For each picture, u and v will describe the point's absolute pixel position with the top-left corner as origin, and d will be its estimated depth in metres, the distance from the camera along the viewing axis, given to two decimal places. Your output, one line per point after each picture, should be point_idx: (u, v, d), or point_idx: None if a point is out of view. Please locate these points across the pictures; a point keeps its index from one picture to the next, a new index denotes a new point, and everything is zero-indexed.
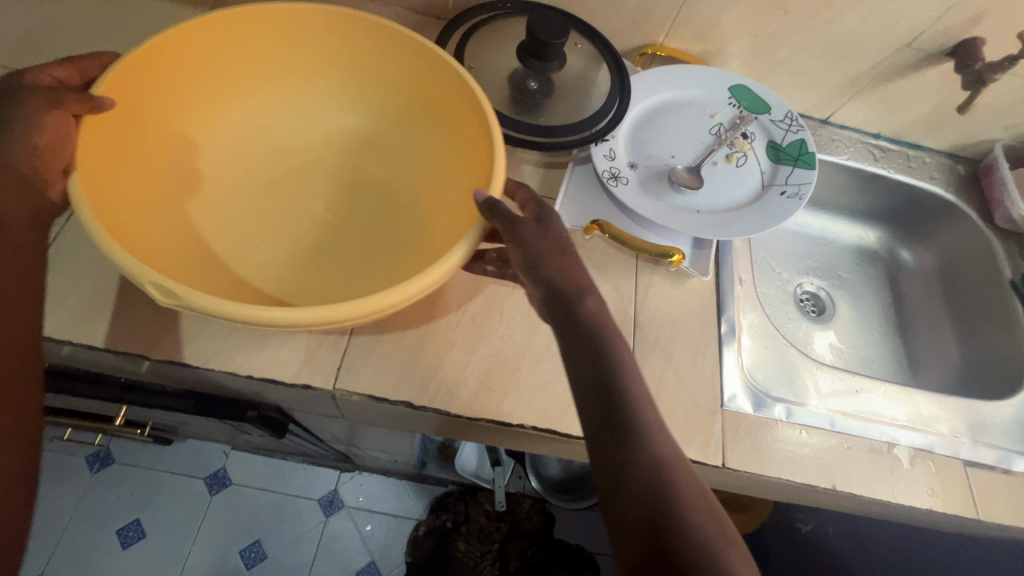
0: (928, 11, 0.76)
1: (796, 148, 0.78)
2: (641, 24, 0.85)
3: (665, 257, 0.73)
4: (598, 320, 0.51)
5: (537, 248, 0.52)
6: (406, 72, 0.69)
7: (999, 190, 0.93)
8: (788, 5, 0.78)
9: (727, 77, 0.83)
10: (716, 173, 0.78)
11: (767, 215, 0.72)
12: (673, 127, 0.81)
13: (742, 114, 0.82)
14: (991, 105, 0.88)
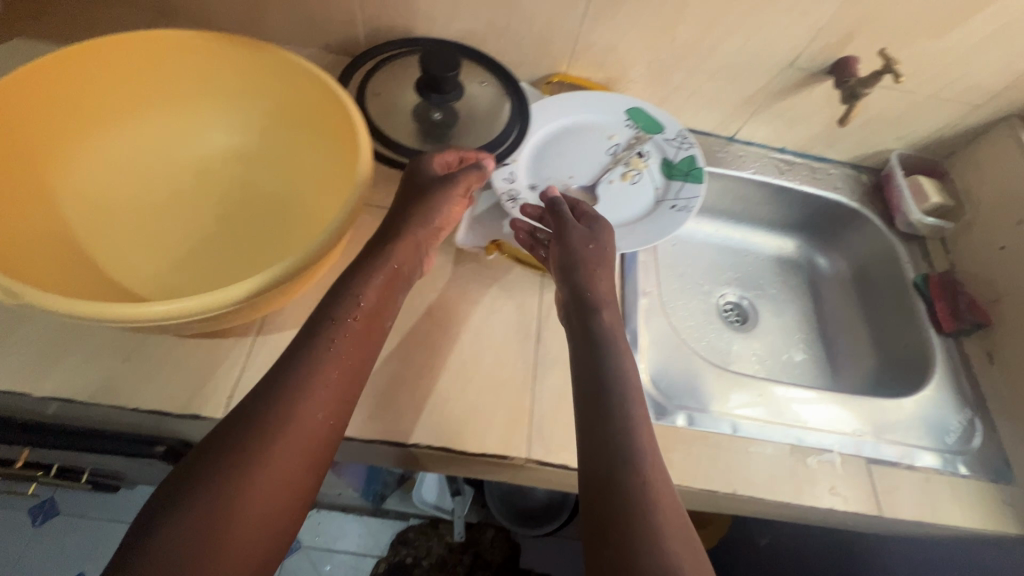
0: (802, 34, 0.81)
1: (687, 164, 0.82)
2: (542, 55, 0.89)
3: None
4: (609, 329, 0.65)
5: (577, 252, 0.69)
6: (287, 92, 0.71)
7: (897, 197, 0.97)
8: (673, 32, 0.83)
9: (623, 100, 0.87)
10: (612, 191, 0.82)
11: (657, 231, 0.76)
12: (572, 149, 0.84)
13: (638, 134, 0.85)
14: (880, 118, 0.93)
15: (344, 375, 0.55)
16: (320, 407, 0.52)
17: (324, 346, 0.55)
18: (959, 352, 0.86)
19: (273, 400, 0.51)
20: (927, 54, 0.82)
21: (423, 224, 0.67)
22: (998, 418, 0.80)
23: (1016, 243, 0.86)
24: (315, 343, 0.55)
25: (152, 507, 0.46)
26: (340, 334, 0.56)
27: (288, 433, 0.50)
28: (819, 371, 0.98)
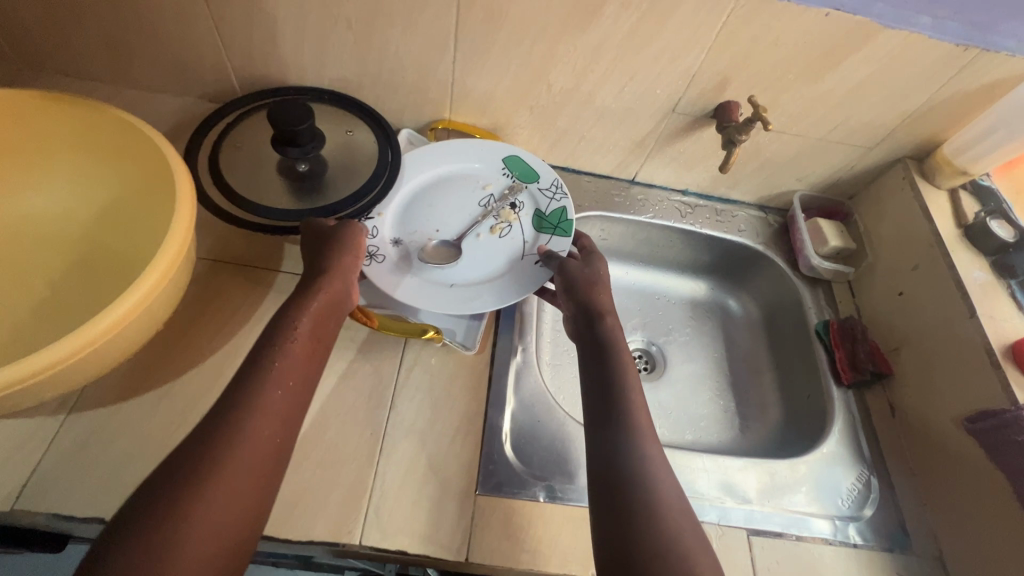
0: (676, 80, 0.79)
1: (558, 215, 0.82)
2: (422, 102, 0.87)
3: (425, 335, 0.71)
4: (613, 334, 0.67)
5: (575, 277, 0.73)
6: (112, 145, 0.67)
7: (799, 239, 0.94)
8: (547, 79, 0.81)
9: (501, 149, 0.86)
10: (479, 245, 0.80)
11: (515, 287, 0.76)
12: (443, 201, 0.83)
13: (513, 184, 0.85)
14: (776, 159, 0.91)
15: (290, 391, 0.54)
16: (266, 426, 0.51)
17: (268, 369, 0.54)
18: (859, 404, 0.82)
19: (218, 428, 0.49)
20: (807, 98, 0.80)
21: (349, 253, 0.66)
22: (896, 478, 0.75)
23: (912, 289, 0.82)
24: (262, 367, 0.54)
25: (82, 568, 0.41)
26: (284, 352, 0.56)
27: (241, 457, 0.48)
28: (729, 423, 0.92)
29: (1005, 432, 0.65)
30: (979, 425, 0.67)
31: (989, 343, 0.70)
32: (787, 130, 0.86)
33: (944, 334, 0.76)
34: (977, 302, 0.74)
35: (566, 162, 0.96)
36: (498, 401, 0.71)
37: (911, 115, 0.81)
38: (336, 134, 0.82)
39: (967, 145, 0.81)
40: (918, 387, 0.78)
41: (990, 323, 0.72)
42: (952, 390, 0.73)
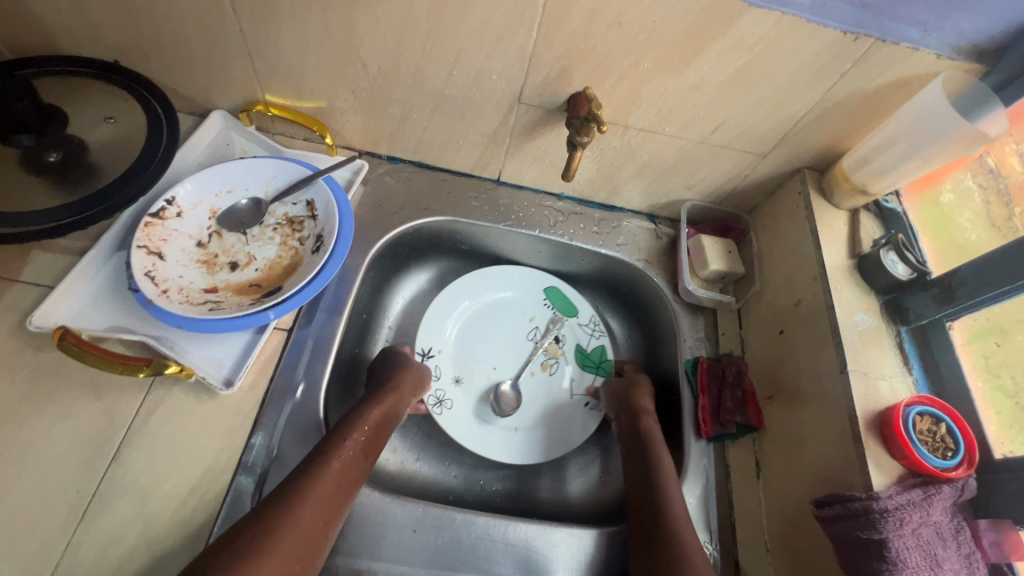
0: (511, 64, 0.64)
1: (598, 355, 0.84)
2: (224, 79, 0.72)
3: (162, 372, 0.57)
4: (654, 435, 0.68)
5: (625, 396, 0.74)
6: None
7: (681, 259, 0.81)
8: (359, 57, 0.66)
9: (543, 278, 0.87)
10: (534, 385, 0.82)
11: (559, 440, 0.78)
12: (492, 335, 0.84)
13: (555, 317, 0.86)
14: (655, 163, 0.77)
15: (333, 495, 0.54)
16: (305, 533, 0.50)
17: (316, 480, 0.54)
18: (717, 462, 0.70)
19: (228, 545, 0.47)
20: (673, 92, 0.65)
21: (404, 376, 0.69)
22: (744, 556, 0.64)
23: (792, 327, 0.69)
24: (308, 476, 0.53)
25: None
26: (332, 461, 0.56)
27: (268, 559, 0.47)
28: (585, 468, 0.79)
29: (851, 525, 0.51)
30: (826, 512, 0.54)
31: (854, 410, 0.57)
32: (660, 130, 0.71)
33: (815, 391, 0.63)
34: (851, 354, 0.60)
35: (415, 156, 0.82)
36: (253, 454, 0.59)
37: (805, 118, 0.66)
38: (92, 121, 0.68)
39: (868, 158, 0.66)
40: (782, 450, 0.65)
41: (861, 382, 0.59)
42: (812, 460, 0.60)
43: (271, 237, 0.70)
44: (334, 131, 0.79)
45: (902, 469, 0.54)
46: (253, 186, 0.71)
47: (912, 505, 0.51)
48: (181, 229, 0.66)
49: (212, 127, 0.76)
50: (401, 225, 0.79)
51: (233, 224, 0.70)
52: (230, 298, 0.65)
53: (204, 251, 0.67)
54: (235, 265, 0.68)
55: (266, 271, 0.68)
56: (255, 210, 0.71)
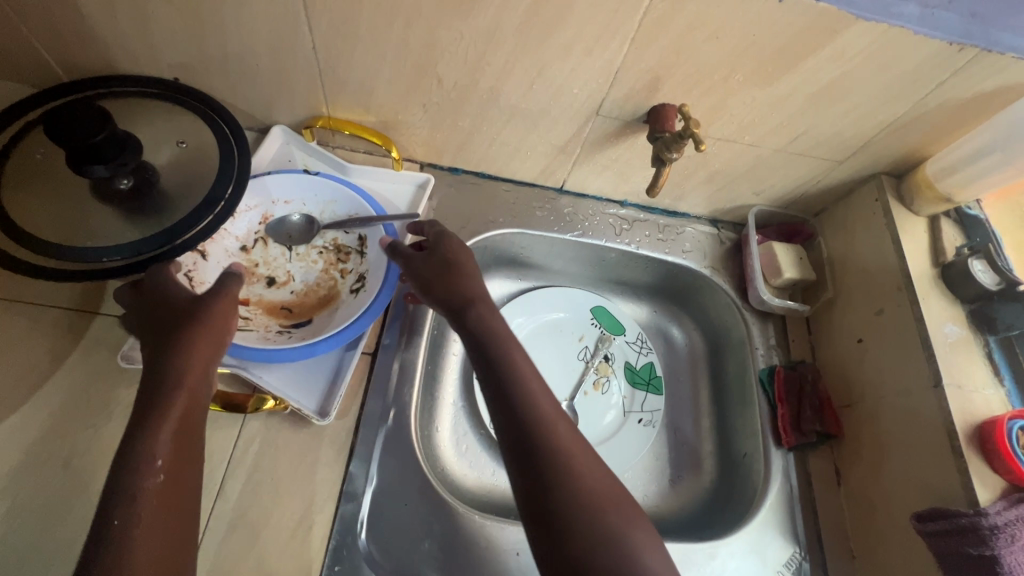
0: (596, 78, 0.62)
1: (647, 371, 0.83)
2: (290, 96, 0.70)
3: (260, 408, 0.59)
4: (497, 326, 0.57)
5: (424, 274, 0.60)
6: None
7: (750, 266, 0.81)
8: (435, 72, 0.64)
9: (590, 297, 0.87)
10: (590, 404, 0.80)
11: (620, 457, 0.76)
12: (544, 357, 0.82)
13: (603, 335, 0.85)
14: (727, 170, 0.75)
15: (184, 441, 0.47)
16: (176, 438, 0.47)
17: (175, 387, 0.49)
18: (800, 472, 0.70)
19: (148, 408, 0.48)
20: (760, 103, 0.63)
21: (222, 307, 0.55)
22: (834, 564, 0.65)
23: (873, 335, 0.69)
24: (157, 395, 0.48)
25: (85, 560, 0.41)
26: (164, 421, 0.47)
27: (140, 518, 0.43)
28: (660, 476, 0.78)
29: (958, 541, 0.52)
30: (930, 526, 0.55)
31: (951, 424, 0.57)
32: (738, 139, 0.70)
33: (903, 402, 0.63)
34: (945, 368, 0.61)
35: (478, 166, 0.80)
36: (355, 483, 0.59)
37: (892, 125, 0.65)
38: (160, 143, 0.66)
39: (955, 166, 0.65)
40: (868, 460, 0.66)
41: (956, 396, 0.59)
42: (905, 473, 0.61)
43: (314, 260, 0.70)
44: (398, 144, 0.77)
45: (1003, 483, 0.55)
46: (311, 204, 0.72)
47: (1021, 521, 0.52)
48: (231, 231, 0.68)
49: (274, 145, 0.75)
50: (469, 240, 0.78)
51: (281, 237, 0.70)
52: (260, 316, 0.65)
53: (247, 257, 0.69)
54: (272, 281, 0.68)
55: (300, 295, 0.68)
56: (307, 228, 0.71)
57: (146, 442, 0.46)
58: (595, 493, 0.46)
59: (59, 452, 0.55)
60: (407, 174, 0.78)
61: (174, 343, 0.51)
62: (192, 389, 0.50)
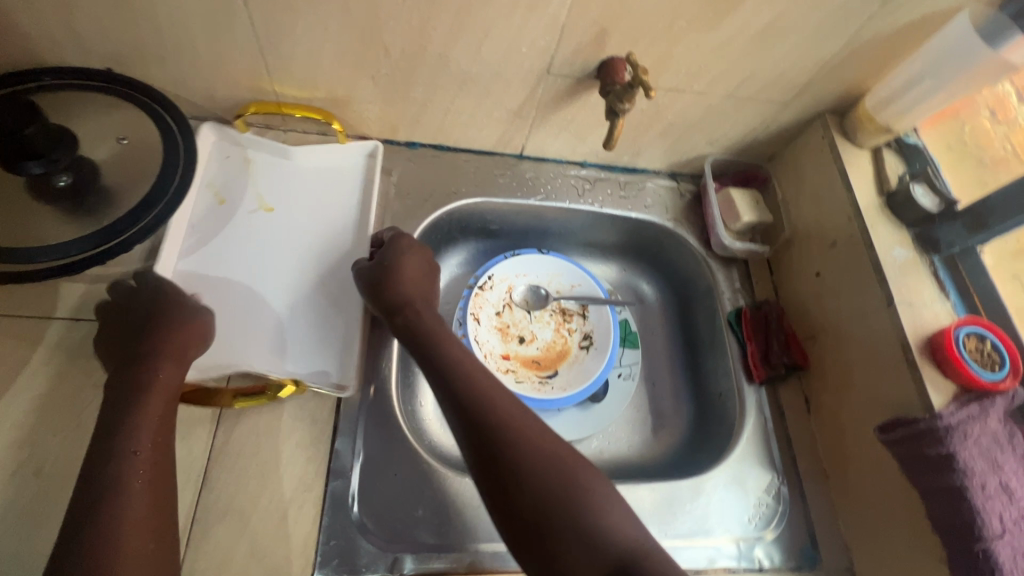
0: (544, 35, 0.62)
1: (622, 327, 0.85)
2: (235, 82, 0.68)
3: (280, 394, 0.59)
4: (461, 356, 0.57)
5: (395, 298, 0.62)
6: None
7: (710, 215, 0.83)
8: (382, 42, 0.63)
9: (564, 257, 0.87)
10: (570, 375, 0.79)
11: (606, 413, 0.78)
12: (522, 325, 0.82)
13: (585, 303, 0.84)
14: (680, 120, 0.77)
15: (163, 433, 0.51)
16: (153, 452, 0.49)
17: (144, 387, 0.52)
18: (772, 404, 0.73)
19: (125, 395, 0.51)
20: (704, 49, 0.65)
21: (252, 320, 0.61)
22: (809, 484, 0.68)
23: (829, 268, 0.72)
24: (128, 380, 0.52)
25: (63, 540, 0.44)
26: (143, 405, 0.51)
27: (131, 492, 0.46)
28: (643, 427, 0.80)
29: (918, 444, 0.56)
30: (891, 435, 0.58)
31: (904, 338, 0.61)
32: (688, 88, 0.71)
33: (860, 326, 0.67)
34: (895, 288, 0.64)
35: (436, 138, 0.79)
36: (341, 459, 0.59)
37: (830, 63, 0.67)
38: (103, 140, 0.64)
39: (892, 97, 0.68)
40: (834, 385, 0.69)
41: (908, 312, 0.63)
42: (867, 392, 0.64)
43: (548, 321, 0.83)
44: (351, 122, 0.76)
45: (956, 388, 0.58)
46: (543, 277, 0.85)
47: (971, 419, 0.55)
48: (489, 299, 0.82)
49: (204, 142, 0.72)
50: (432, 213, 0.77)
51: (522, 302, 0.83)
52: (520, 368, 0.78)
53: (500, 319, 0.82)
54: (522, 339, 0.81)
55: (544, 350, 0.81)
56: (539, 296, 0.84)
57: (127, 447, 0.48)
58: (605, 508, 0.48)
59: (26, 461, 0.53)
60: (353, 142, 0.77)
61: (146, 351, 0.54)
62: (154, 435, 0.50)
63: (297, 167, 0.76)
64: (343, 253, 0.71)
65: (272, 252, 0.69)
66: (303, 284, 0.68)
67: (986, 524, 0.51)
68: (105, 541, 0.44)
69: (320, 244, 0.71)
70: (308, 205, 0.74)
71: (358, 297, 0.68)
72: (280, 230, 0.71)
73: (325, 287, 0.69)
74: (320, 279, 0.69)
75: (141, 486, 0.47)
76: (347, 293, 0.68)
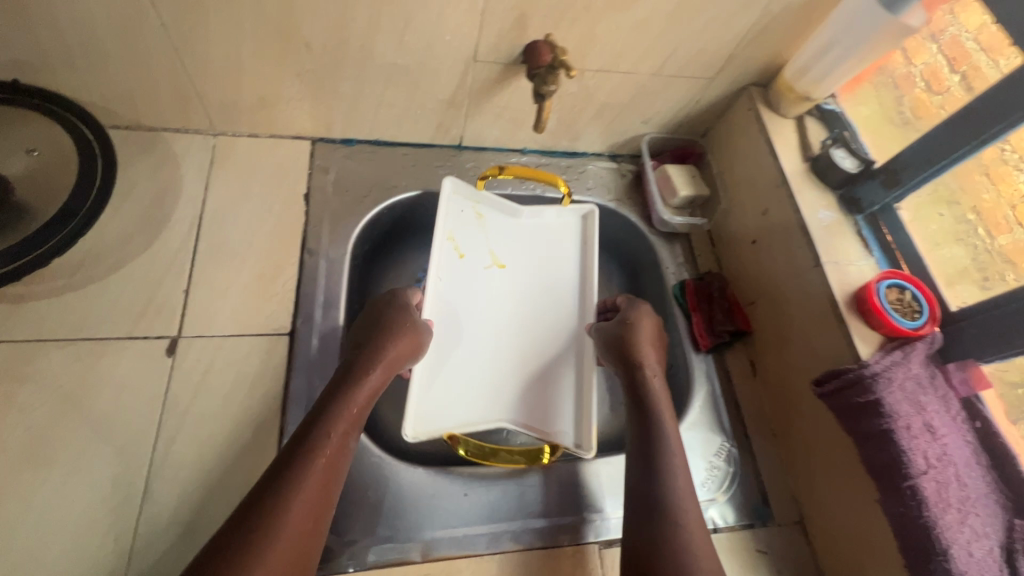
0: (464, 22, 0.62)
1: None
2: (153, 86, 0.66)
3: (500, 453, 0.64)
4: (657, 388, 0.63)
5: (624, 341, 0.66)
6: None
7: (649, 193, 0.85)
8: (301, 38, 0.62)
9: None
10: None
11: None
12: None
13: None
14: (612, 101, 0.78)
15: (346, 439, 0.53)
16: (337, 446, 0.52)
17: (352, 393, 0.56)
18: (719, 371, 0.75)
19: (341, 392, 0.56)
20: (624, 28, 0.66)
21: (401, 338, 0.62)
22: (757, 443, 0.71)
23: (764, 235, 0.75)
24: (348, 385, 0.56)
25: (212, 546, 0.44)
26: (356, 405, 0.55)
27: (309, 473, 0.49)
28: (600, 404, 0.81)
29: (850, 394, 0.58)
30: (826, 388, 0.61)
31: (832, 295, 0.64)
32: (615, 69, 0.72)
33: (793, 288, 0.69)
34: (822, 248, 0.67)
35: (372, 133, 0.79)
36: None
37: (747, 36, 0.70)
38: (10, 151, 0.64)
39: (807, 66, 0.71)
40: (775, 346, 0.72)
41: (834, 270, 0.65)
42: (804, 350, 0.67)
43: None
44: (282, 122, 0.75)
45: (881, 337, 0.61)
46: None
47: (896, 365, 0.58)
48: None
49: (447, 196, 0.74)
50: (373, 208, 0.76)
51: None
52: None
53: None
54: None
55: None
56: None
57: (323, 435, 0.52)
58: (692, 518, 0.52)
59: None
60: (569, 206, 0.80)
61: (359, 370, 0.58)
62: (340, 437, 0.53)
63: (523, 224, 0.81)
64: (283, 254, 0.70)
65: (208, 258, 0.67)
66: (242, 288, 0.66)
67: (912, 461, 0.54)
68: (253, 525, 0.45)
69: (257, 246, 0.70)
70: (531, 252, 0.79)
71: (300, 296, 0.67)
72: (257, 280, 0.67)
73: (569, 338, 0.74)
74: (576, 332, 0.74)
75: (310, 484, 0.49)
76: (288, 294, 0.67)
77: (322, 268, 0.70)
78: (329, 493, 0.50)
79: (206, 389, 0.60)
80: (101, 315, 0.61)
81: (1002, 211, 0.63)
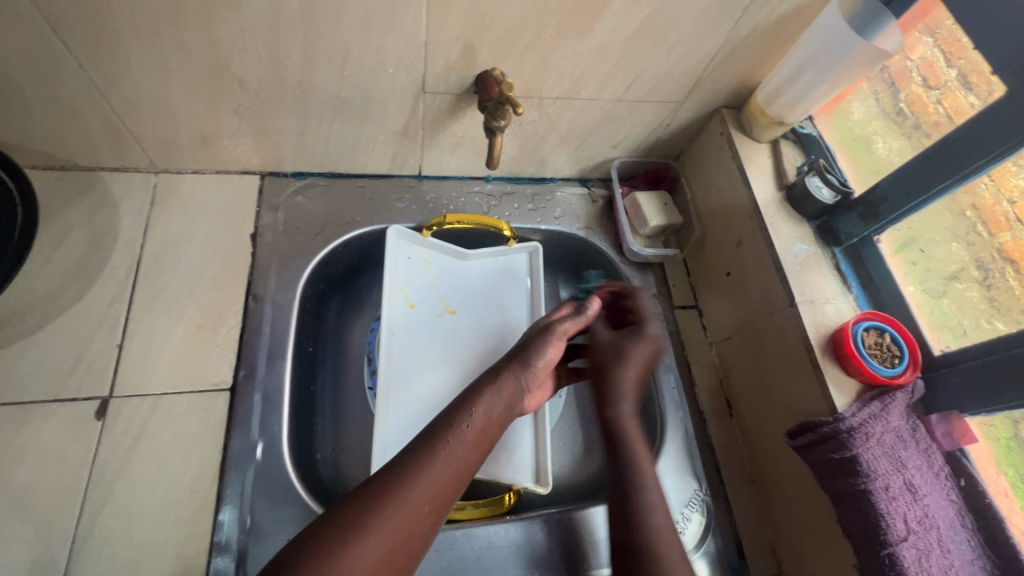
0: (408, 54, 0.58)
1: None
2: (80, 128, 0.62)
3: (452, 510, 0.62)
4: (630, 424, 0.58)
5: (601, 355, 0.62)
6: None
7: (621, 221, 0.81)
8: (232, 74, 0.58)
9: None
10: None
11: None
12: None
13: None
14: (576, 127, 0.74)
15: (451, 482, 0.48)
16: (446, 478, 0.47)
17: (474, 407, 0.53)
18: (693, 412, 0.71)
19: (464, 405, 0.53)
20: (582, 55, 0.62)
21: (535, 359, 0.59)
22: (733, 489, 0.67)
23: (738, 268, 0.71)
24: (465, 401, 0.53)
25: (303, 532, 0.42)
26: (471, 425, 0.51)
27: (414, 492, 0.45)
28: (572, 443, 0.76)
29: (824, 449, 0.54)
30: (799, 441, 0.57)
31: (807, 337, 0.59)
32: (576, 95, 0.68)
33: (768, 326, 0.65)
34: (797, 286, 0.62)
35: (324, 166, 0.75)
36: (226, 531, 0.55)
37: (716, 58, 0.65)
38: None
39: (780, 89, 0.67)
40: (751, 386, 0.68)
41: (810, 310, 0.61)
42: (779, 395, 0.63)
43: None
44: (226, 157, 0.70)
45: (859, 385, 0.57)
46: None
47: (874, 417, 0.54)
48: None
49: (391, 243, 0.74)
50: (326, 246, 0.72)
51: None
52: None
53: None
54: None
55: None
56: None
57: (433, 461, 0.48)
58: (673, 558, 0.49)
59: None
60: (516, 246, 0.80)
61: (480, 388, 0.55)
62: (456, 454, 0.49)
63: (469, 265, 0.79)
64: (227, 301, 0.66)
65: (145, 307, 0.64)
66: (181, 340, 0.63)
67: (890, 527, 0.50)
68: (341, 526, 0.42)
69: (199, 292, 0.66)
70: (483, 297, 0.78)
71: (243, 347, 0.64)
72: (196, 330, 0.63)
73: None
74: None
75: (417, 499, 0.45)
76: (231, 345, 0.63)
77: (268, 315, 0.66)
78: (435, 516, 0.46)
79: (138, 453, 0.56)
80: (25, 376, 0.57)
81: (1001, 208, 0.55)
